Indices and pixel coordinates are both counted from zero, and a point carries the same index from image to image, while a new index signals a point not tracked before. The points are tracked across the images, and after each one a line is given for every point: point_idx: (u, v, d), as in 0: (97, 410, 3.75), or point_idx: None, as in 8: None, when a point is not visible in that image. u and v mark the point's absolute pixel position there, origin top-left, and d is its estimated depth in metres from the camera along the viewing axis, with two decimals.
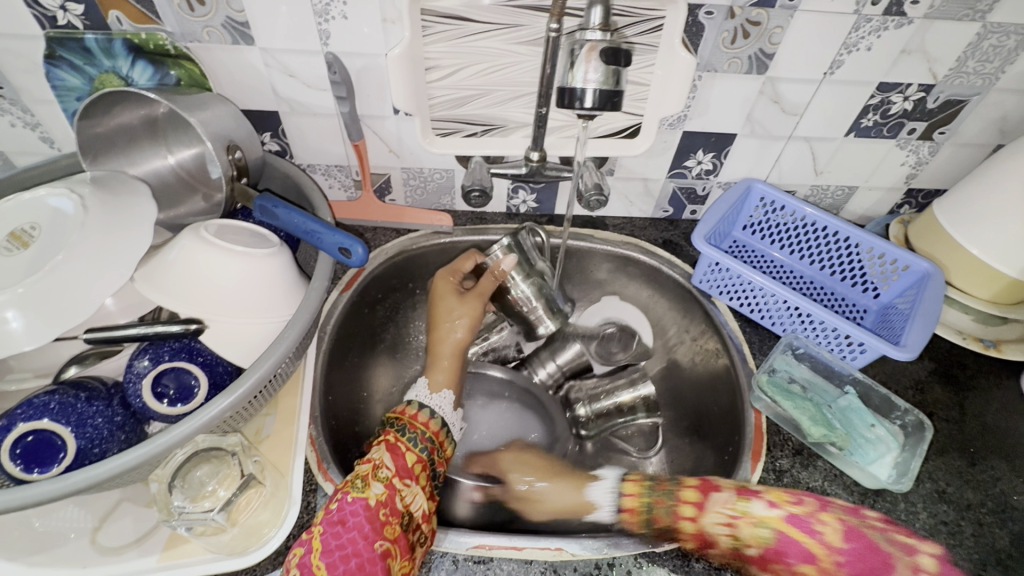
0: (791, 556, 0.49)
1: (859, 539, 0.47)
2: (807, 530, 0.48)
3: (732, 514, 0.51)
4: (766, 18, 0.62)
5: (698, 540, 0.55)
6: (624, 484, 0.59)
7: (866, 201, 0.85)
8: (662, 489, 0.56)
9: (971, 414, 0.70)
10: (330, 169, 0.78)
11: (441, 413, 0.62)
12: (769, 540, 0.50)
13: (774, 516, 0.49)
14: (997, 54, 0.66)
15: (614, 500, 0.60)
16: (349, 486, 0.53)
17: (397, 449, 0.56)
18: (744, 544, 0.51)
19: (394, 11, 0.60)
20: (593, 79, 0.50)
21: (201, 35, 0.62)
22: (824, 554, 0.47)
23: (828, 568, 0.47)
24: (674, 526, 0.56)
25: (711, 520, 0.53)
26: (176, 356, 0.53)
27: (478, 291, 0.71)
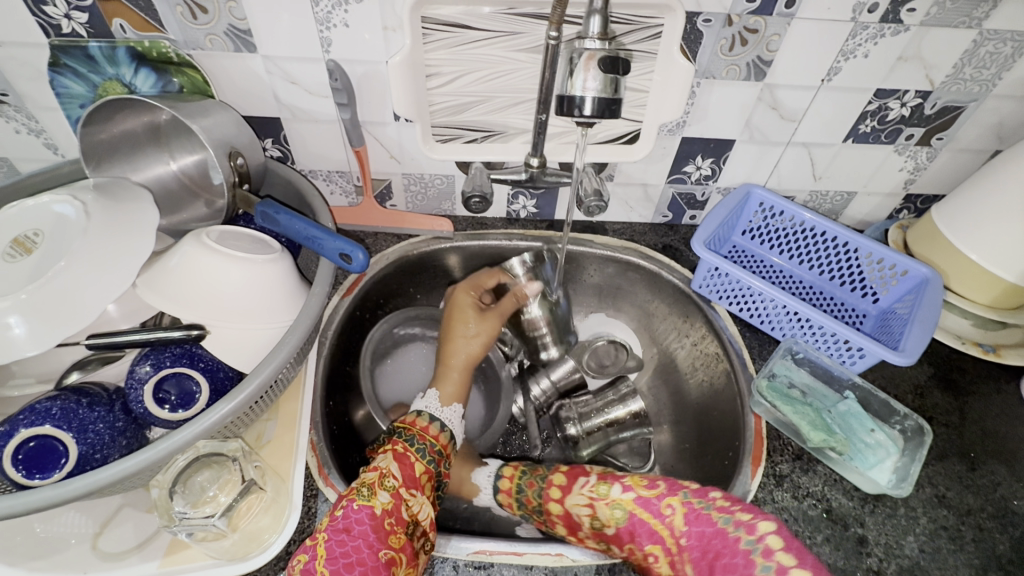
0: (640, 536, 0.54)
1: (696, 519, 0.52)
2: (654, 512, 0.54)
3: (590, 499, 0.57)
4: (763, 26, 0.63)
5: (563, 524, 0.59)
6: (501, 469, 0.68)
7: (865, 206, 0.86)
8: (536, 474, 0.64)
9: (970, 419, 0.70)
10: (331, 175, 0.79)
11: (451, 427, 0.64)
12: (620, 523, 0.55)
13: (627, 499, 0.55)
14: (993, 60, 0.66)
15: (492, 484, 0.67)
16: (355, 493, 0.53)
17: (405, 459, 0.57)
18: (601, 526, 0.56)
19: (395, 19, 0.61)
20: (592, 88, 0.50)
21: (204, 43, 0.63)
22: (665, 531, 0.53)
23: (671, 548, 0.52)
24: (540, 508, 0.61)
25: (573, 503, 0.58)
26: (177, 361, 0.53)
27: (498, 310, 0.73)
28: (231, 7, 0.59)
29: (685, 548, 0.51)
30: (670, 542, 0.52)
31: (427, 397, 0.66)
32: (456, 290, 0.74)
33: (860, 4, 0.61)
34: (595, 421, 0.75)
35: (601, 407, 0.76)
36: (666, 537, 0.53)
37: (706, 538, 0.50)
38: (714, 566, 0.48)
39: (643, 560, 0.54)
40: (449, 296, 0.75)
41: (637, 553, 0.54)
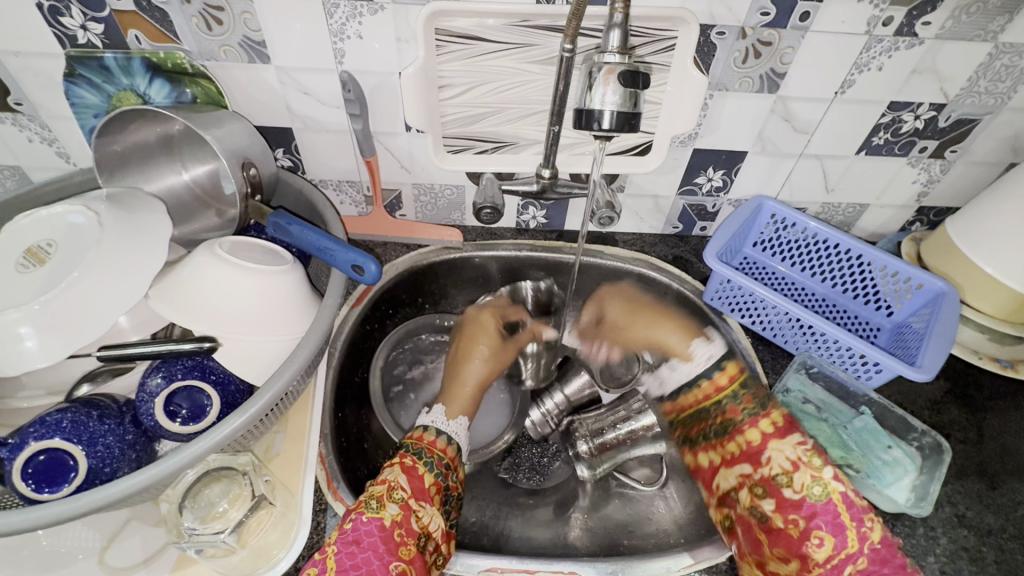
0: (820, 519, 0.53)
1: (889, 546, 0.51)
2: (856, 516, 0.52)
3: (797, 461, 0.56)
4: (777, 39, 0.63)
5: (738, 450, 0.60)
6: (724, 363, 0.66)
7: (877, 218, 0.85)
8: (750, 402, 0.62)
9: (989, 436, 0.69)
10: (341, 185, 0.79)
11: (457, 439, 0.64)
12: (814, 498, 0.54)
13: (836, 488, 0.54)
14: (1009, 74, 0.66)
15: (705, 367, 0.68)
16: (363, 506, 0.52)
17: (413, 471, 0.57)
18: (784, 485, 0.56)
19: (409, 30, 0.61)
20: (611, 101, 0.50)
21: (218, 54, 0.63)
22: (855, 538, 0.52)
23: (842, 549, 0.52)
24: (730, 427, 0.62)
25: (775, 449, 0.58)
26: (189, 374, 0.53)
27: (515, 342, 0.79)
28: (246, 19, 0.59)
29: (858, 555, 0.51)
30: (852, 546, 0.51)
31: (433, 412, 0.66)
32: (480, 311, 0.78)
33: (876, 17, 0.61)
34: (608, 437, 0.73)
35: (613, 422, 0.74)
36: (850, 539, 0.52)
37: (887, 564, 0.50)
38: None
39: (798, 534, 0.53)
40: (471, 313, 0.79)
41: (798, 527, 0.54)
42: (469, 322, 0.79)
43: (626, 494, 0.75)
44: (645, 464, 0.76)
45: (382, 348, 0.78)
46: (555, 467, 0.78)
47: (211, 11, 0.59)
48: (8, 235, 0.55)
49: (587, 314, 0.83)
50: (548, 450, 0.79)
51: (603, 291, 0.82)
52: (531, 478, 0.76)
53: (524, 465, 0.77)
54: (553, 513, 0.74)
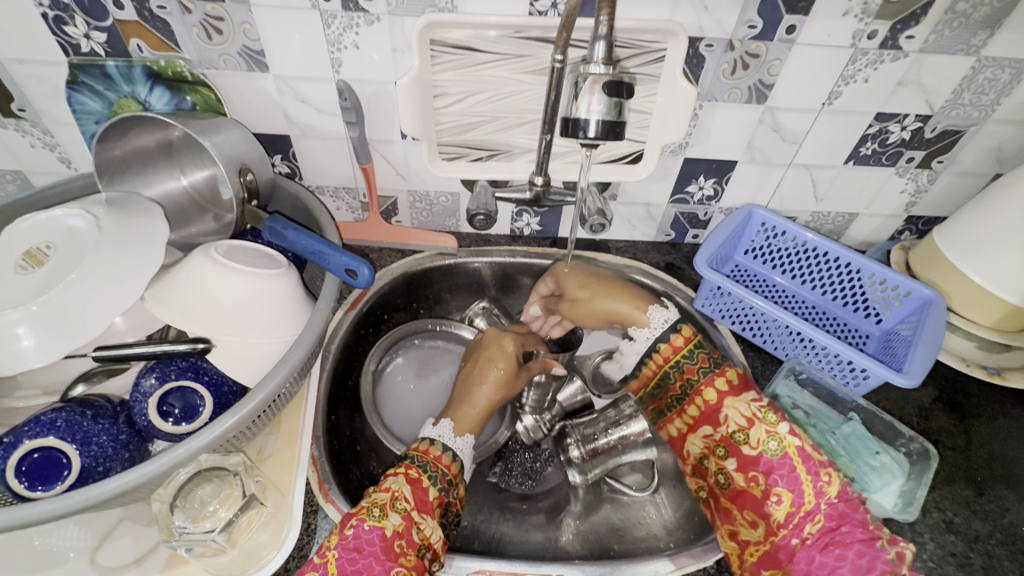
0: (778, 475, 0.53)
1: (846, 501, 0.52)
2: (811, 470, 0.52)
3: (752, 417, 0.55)
4: (764, 51, 0.64)
5: (697, 413, 0.59)
6: (681, 325, 0.63)
7: (866, 227, 0.86)
8: (704, 362, 0.60)
9: (977, 443, 0.70)
10: (338, 191, 0.80)
11: (462, 457, 0.62)
12: (770, 454, 0.54)
13: (791, 442, 0.54)
14: (992, 86, 0.67)
15: (654, 338, 0.63)
16: (365, 513, 0.52)
17: (417, 483, 0.56)
18: (741, 442, 0.55)
19: (404, 41, 0.62)
20: (597, 110, 0.51)
21: (218, 62, 0.64)
22: (811, 493, 0.52)
23: (802, 505, 0.52)
24: (690, 388, 0.60)
25: (731, 406, 0.57)
26: (182, 374, 0.54)
27: (527, 369, 0.73)
28: (246, 29, 0.61)
29: (817, 510, 0.51)
30: (810, 501, 0.52)
31: (439, 425, 0.64)
32: (502, 332, 0.74)
33: (860, 31, 0.62)
34: (599, 442, 0.73)
35: (604, 428, 0.74)
36: (806, 493, 0.52)
37: (845, 520, 0.50)
38: (829, 546, 0.49)
39: (760, 494, 0.53)
40: (492, 334, 0.74)
41: (759, 486, 0.54)
42: (488, 343, 0.74)
43: (618, 499, 0.75)
44: (637, 470, 0.76)
45: (375, 352, 0.79)
46: (547, 472, 0.78)
47: (211, 21, 0.60)
48: (8, 237, 0.56)
49: (543, 288, 0.78)
50: (541, 456, 0.79)
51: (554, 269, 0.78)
52: (524, 483, 0.76)
53: (516, 470, 0.77)
54: (545, 518, 0.74)
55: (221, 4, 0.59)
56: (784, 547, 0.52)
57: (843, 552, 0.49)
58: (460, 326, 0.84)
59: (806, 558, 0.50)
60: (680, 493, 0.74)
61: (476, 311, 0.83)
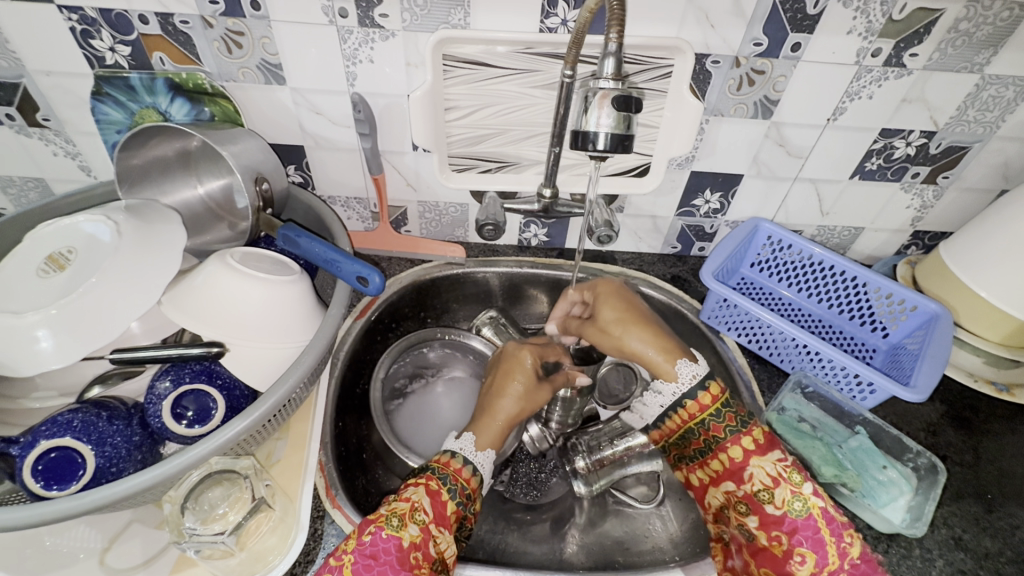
0: (801, 536, 0.54)
1: (867, 560, 0.53)
2: (836, 532, 0.53)
3: (778, 477, 0.55)
4: (770, 68, 0.65)
5: (721, 470, 0.59)
6: (709, 382, 0.61)
7: (872, 241, 0.87)
8: (731, 421, 0.59)
9: (985, 458, 0.69)
10: (349, 201, 0.82)
11: (482, 472, 0.60)
12: (795, 515, 0.54)
13: (815, 502, 0.54)
14: (996, 104, 0.68)
15: (681, 394, 0.61)
16: (384, 520, 0.52)
17: (436, 495, 0.55)
18: (766, 501, 0.55)
19: (418, 56, 0.64)
20: (606, 124, 0.52)
21: (237, 75, 0.66)
22: (834, 554, 0.53)
23: (825, 565, 0.53)
24: (713, 444, 0.59)
25: (757, 466, 0.57)
26: (196, 377, 0.55)
27: (550, 382, 0.70)
28: (264, 43, 0.63)
29: (841, 571, 0.53)
30: (833, 562, 0.53)
31: (462, 438, 0.62)
32: (520, 345, 0.71)
33: (864, 49, 0.63)
34: (605, 453, 0.73)
35: (610, 439, 0.74)
36: (830, 554, 0.53)
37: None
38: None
39: (782, 553, 0.54)
40: (510, 349, 0.72)
41: (781, 546, 0.55)
42: (507, 358, 0.71)
43: (623, 511, 0.75)
44: (642, 481, 0.77)
45: (383, 359, 0.78)
46: (552, 483, 0.77)
47: (232, 35, 0.62)
48: (31, 242, 0.58)
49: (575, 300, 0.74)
50: (546, 467, 0.77)
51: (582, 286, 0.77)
52: (529, 493, 0.76)
53: (521, 480, 0.76)
54: (550, 529, 0.74)
55: (243, 19, 0.61)
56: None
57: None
58: (470, 336, 0.84)
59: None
60: (686, 506, 0.74)
61: (484, 320, 0.82)
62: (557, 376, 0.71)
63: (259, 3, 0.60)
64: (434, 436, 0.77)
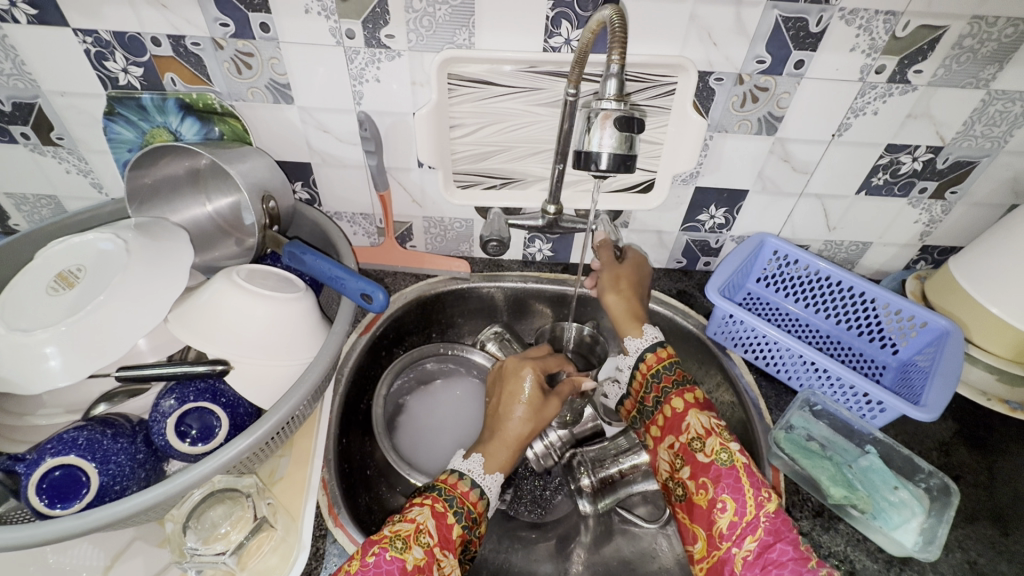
0: (723, 485, 0.56)
1: (783, 519, 0.53)
2: (755, 484, 0.55)
3: (710, 428, 0.60)
4: (774, 85, 0.65)
5: (663, 423, 0.63)
6: (657, 347, 0.68)
7: (881, 256, 0.86)
8: (671, 380, 0.65)
9: (1000, 480, 0.67)
10: (355, 217, 0.83)
11: (490, 494, 0.60)
12: (721, 463, 0.57)
13: (739, 456, 0.57)
14: (1003, 119, 0.68)
15: (635, 359, 0.68)
16: (388, 542, 0.51)
17: (442, 517, 0.55)
18: (698, 449, 0.59)
19: (423, 75, 0.65)
20: (608, 144, 0.53)
21: (246, 95, 0.68)
22: (752, 504, 0.54)
23: (743, 515, 0.54)
24: (660, 399, 0.65)
25: (694, 417, 0.61)
26: (200, 396, 0.55)
27: (557, 393, 0.69)
28: (273, 64, 0.64)
29: (757, 523, 0.53)
30: (751, 513, 0.54)
31: (470, 459, 0.62)
32: (522, 361, 0.69)
33: (868, 65, 0.63)
34: (611, 471, 0.73)
35: (615, 455, 0.74)
36: (748, 503, 0.54)
37: (780, 537, 0.52)
38: (768, 567, 0.50)
39: (706, 503, 0.56)
40: (512, 365, 0.70)
41: (706, 495, 0.57)
42: (508, 373, 0.69)
43: (629, 530, 0.74)
44: (648, 500, 0.77)
45: (387, 376, 0.78)
46: (557, 500, 0.77)
47: (241, 56, 0.64)
48: (43, 260, 0.59)
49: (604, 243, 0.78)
50: (550, 484, 0.77)
51: (637, 251, 0.81)
52: (533, 511, 0.75)
53: (526, 498, 0.75)
54: (554, 548, 0.73)
55: (252, 41, 0.62)
56: (728, 563, 0.53)
57: (779, 572, 0.50)
58: (473, 351, 0.84)
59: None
60: None
61: (489, 335, 0.83)
62: (562, 385, 0.70)
63: (269, 25, 0.61)
64: (428, 442, 0.79)
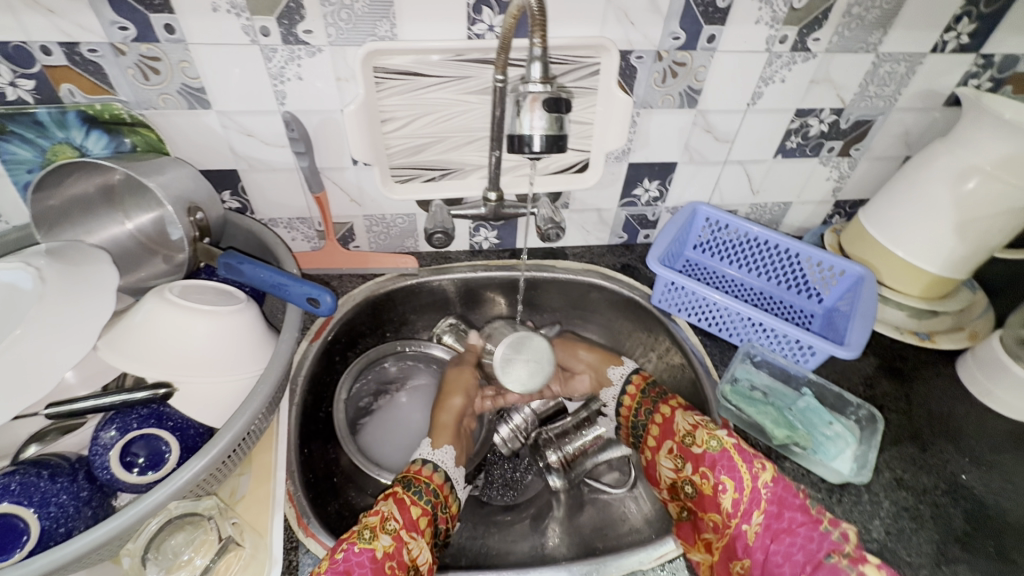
0: (721, 467, 0.61)
1: (785, 486, 0.58)
2: (747, 459, 0.61)
3: (696, 423, 0.66)
4: (690, 60, 0.69)
5: (658, 431, 0.69)
6: (633, 374, 0.77)
7: (800, 214, 0.93)
8: (656, 394, 0.73)
9: (916, 403, 0.75)
10: (292, 222, 0.80)
11: (444, 467, 0.68)
12: (712, 450, 0.62)
13: (727, 438, 0.62)
14: (892, 79, 0.74)
15: (622, 383, 0.77)
16: (356, 536, 0.55)
17: (404, 503, 0.60)
18: (691, 444, 0.64)
19: (347, 70, 0.64)
20: (539, 126, 0.54)
21: (157, 102, 0.63)
22: (749, 478, 0.59)
23: (746, 492, 0.59)
24: (652, 409, 0.72)
25: (681, 417, 0.67)
26: (144, 422, 0.52)
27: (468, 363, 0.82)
28: (183, 67, 0.61)
29: (758, 497, 0.59)
30: (752, 490, 0.59)
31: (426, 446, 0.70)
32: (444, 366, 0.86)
33: (772, 36, 0.68)
34: (575, 445, 0.79)
35: (576, 429, 0.81)
36: (745, 479, 0.59)
37: (785, 505, 0.57)
38: (780, 535, 0.56)
39: (711, 489, 0.61)
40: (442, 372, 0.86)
41: (709, 482, 0.62)
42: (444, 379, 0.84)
43: (599, 499, 0.77)
44: (613, 468, 0.80)
45: (345, 380, 0.79)
46: (528, 480, 0.81)
47: (147, 61, 0.60)
48: None
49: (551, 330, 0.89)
50: (520, 466, 0.82)
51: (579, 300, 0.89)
52: (505, 494, 0.79)
53: (497, 482, 0.80)
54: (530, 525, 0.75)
55: (157, 44, 0.59)
56: (741, 538, 0.58)
57: (792, 539, 0.55)
58: (431, 344, 0.87)
59: (762, 546, 0.57)
60: None
61: (445, 328, 0.87)
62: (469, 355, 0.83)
63: (173, 27, 0.58)
64: (399, 446, 0.80)
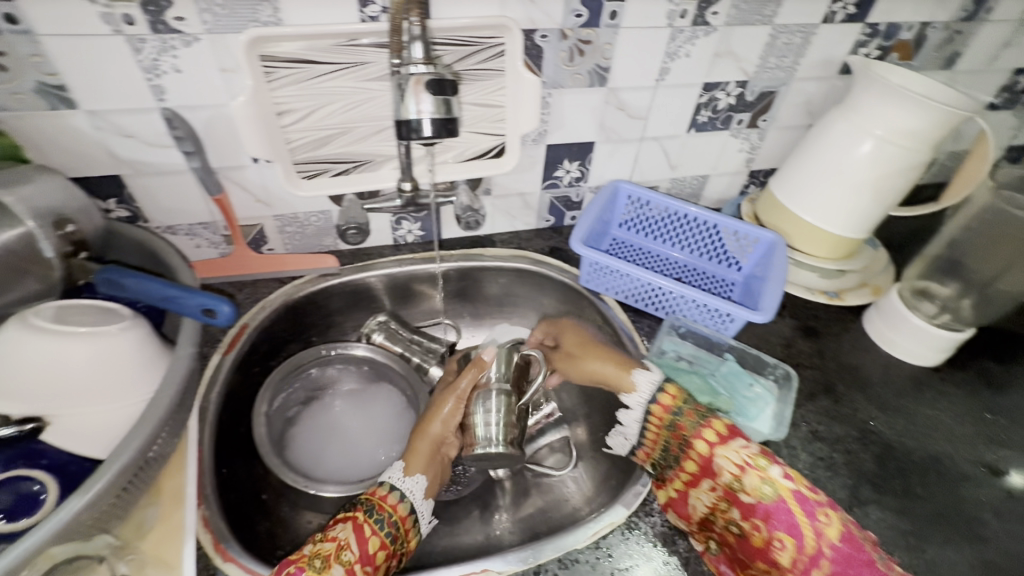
0: (779, 521, 0.56)
1: (850, 542, 0.55)
2: (808, 512, 0.56)
3: (744, 464, 0.58)
4: (595, 37, 0.68)
5: (695, 469, 0.61)
6: (666, 387, 0.66)
7: (718, 186, 0.95)
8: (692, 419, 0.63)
9: (829, 357, 0.79)
10: (193, 228, 0.74)
11: (412, 498, 0.61)
12: (767, 500, 0.57)
13: (784, 485, 0.57)
14: (790, 50, 0.77)
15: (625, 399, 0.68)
16: (306, 561, 0.53)
17: (363, 533, 0.56)
18: (740, 490, 0.58)
19: (232, 59, 0.59)
20: (426, 110, 0.52)
21: (9, 103, 0.56)
22: (811, 536, 0.56)
23: (806, 548, 0.55)
24: (684, 443, 0.62)
25: (723, 456, 0.59)
26: (9, 464, 0.48)
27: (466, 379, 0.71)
28: (36, 62, 0.54)
29: (819, 554, 0.55)
30: (813, 547, 0.55)
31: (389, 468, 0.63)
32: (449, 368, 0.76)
33: (673, 11, 0.68)
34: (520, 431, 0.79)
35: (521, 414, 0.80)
36: (806, 537, 0.56)
37: (849, 564, 0.54)
38: None
39: (764, 542, 0.57)
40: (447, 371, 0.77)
41: (762, 534, 0.57)
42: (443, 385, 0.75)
43: (541, 483, 0.77)
44: (555, 450, 0.80)
45: (266, 391, 0.73)
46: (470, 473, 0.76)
47: None
48: None
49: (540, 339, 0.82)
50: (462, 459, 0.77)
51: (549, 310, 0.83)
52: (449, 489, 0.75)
53: None
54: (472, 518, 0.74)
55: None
56: None
57: None
58: (355, 344, 0.81)
59: None
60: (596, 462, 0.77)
61: (373, 326, 0.82)
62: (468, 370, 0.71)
63: (16, 16, 0.51)
64: (325, 454, 0.76)
